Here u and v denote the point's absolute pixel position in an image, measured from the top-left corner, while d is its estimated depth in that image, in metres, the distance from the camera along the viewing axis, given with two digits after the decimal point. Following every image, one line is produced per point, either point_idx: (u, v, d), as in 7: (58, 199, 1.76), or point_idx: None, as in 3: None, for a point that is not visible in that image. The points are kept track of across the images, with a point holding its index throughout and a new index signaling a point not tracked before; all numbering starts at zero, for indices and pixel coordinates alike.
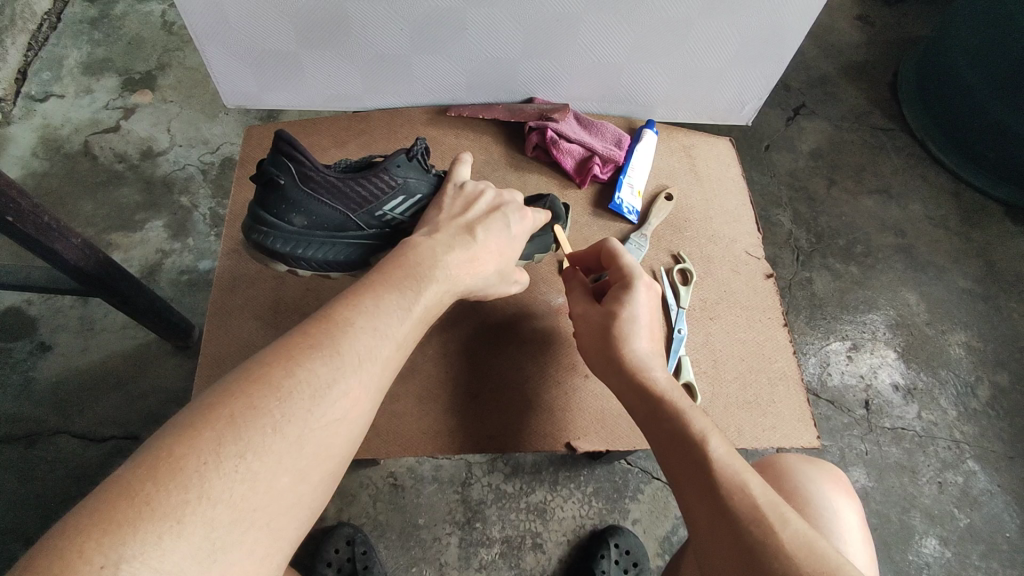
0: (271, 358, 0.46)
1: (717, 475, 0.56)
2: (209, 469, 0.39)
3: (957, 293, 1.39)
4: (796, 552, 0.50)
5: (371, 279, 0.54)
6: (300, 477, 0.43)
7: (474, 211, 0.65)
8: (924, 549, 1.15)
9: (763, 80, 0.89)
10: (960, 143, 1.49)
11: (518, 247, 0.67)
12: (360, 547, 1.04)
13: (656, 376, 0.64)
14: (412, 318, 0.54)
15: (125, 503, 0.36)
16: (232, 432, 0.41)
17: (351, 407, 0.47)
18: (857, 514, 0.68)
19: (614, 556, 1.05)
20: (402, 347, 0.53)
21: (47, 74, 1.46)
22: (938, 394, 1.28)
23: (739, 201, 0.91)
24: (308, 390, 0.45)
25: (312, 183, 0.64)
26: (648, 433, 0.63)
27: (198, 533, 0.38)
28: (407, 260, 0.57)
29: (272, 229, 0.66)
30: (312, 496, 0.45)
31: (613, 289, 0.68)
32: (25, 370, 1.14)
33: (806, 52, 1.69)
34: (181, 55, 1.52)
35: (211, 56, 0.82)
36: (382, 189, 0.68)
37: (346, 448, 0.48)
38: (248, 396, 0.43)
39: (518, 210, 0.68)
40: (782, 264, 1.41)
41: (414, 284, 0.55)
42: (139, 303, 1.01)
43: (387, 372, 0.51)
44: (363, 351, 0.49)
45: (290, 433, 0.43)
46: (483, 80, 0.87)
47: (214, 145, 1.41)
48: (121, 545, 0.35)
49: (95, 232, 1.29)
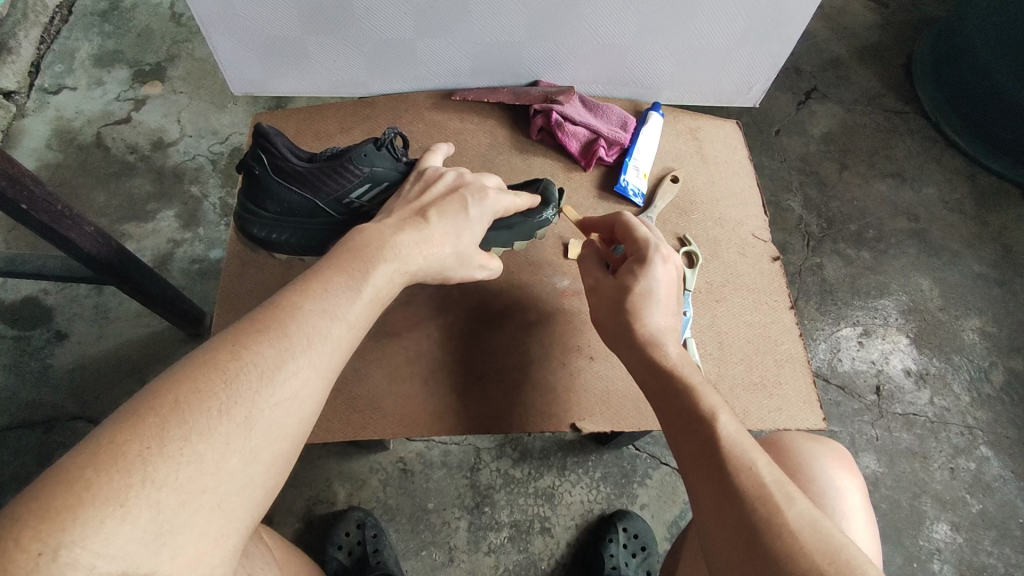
0: (217, 343, 0.47)
1: (725, 454, 0.56)
2: (152, 453, 0.40)
3: (971, 278, 1.37)
4: (802, 531, 0.50)
5: (322, 265, 0.55)
6: (250, 458, 0.44)
7: (431, 194, 0.65)
8: (935, 535, 1.14)
9: (770, 60, 0.89)
10: (976, 126, 1.47)
11: (481, 230, 0.65)
12: (371, 530, 1.05)
13: (671, 352, 0.64)
14: (363, 299, 0.54)
15: (64, 490, 0.37)
16: (176, 416, 0.41)
17: (303, 387, 0.48)
18: (860, 491, 0.68)
19: (622, 540, 1.06)
20: (355, 327, 0.53)
21: (59, 67, 1.47)
22: (951, 379, 1.27)
23: (745, 184, 0.90)
24: (255, 372, 0.46)
25: (282, 173, 0.69)
26: (658, 410, 0.63)
27: (144, 516, 0.38)
28: (358, 244, 0.57)
29: (253, 215, 0.72)
30: (266, 475, 0.46)
31: (628, 264, 0.68)
32: (43, 357, 1.16)
33: (817, 34, 1.66)
34: (190, 46, 1.53)
35: (218, 45, 0.83)
36: (350, 177, 0.70)
37: (300, 428, 0.48)
38: (192, 380, 0.43)
39: (478, 190, 0.66)
40: (792, 249, 1.39)
41: (363, 266, 0.55)
42: (151, 290, 1.02)
43: (342, 352, 0.52)
44: (312, 332, 0.49)
45: (237, 415, 0.44)
46: (487, 63, 0.87)
47: (223, 135, 1.42)
48: (61, 532, 0.36)
49: (108, 222, 1.30)
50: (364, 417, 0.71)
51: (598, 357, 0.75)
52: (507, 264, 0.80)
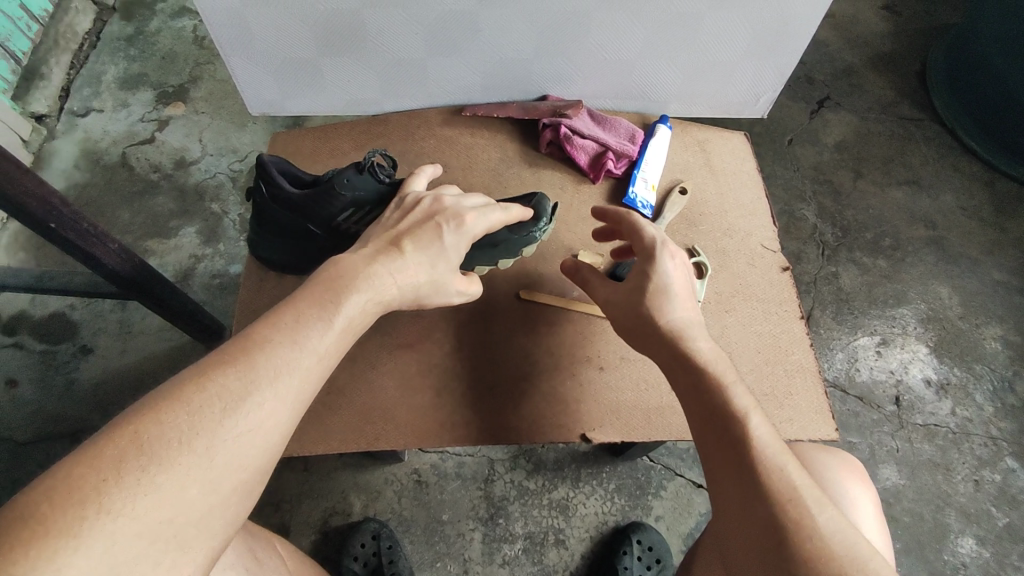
0: (183, 376, 0.48)
1: (756, 451, 0.56)
2: (108, 485, 0.41)
3: (992, 286, 1.35)
4: (832, 536, 0.51)
5: (296, 296, 0.56)
6: (211, 489, 0.45)
7: (407, 221, 0.66)
8: (960, 549, 1.11)
9: (776, 72, 0.89)
10: (994, 131, 1.45)
11: (458, 256, 0.65)
12: (386, 541, 1.06)
13: (700, 346, 0.64)
14: (334, 330, 0.55)
15: (20, 524, 0.38)
16: (134, 448, 0.43)
17: (268, 418, 0.48)
18: (871, 502, 0.68)
19: (636, 553, 1.06)
20: (325, 358, 0.54)
21: (88, 91, 1.53)
22: (973, 389, 1.25)
23: (754, 195, 0.91)
24: (217, 404, 0.46)
25: (277, 200, 0.73)
26: (689, 406, 0.63)
27: (97, 548, 0.39)
28: (332, 275, 0.58)
29: (260, 237, 0.78)
30: (228, 507, 0.46)
31: (640, 262, 0.69)
32: (70, 371, 1.20)
33: (830, 43, 1.66)
34: (211, 68, 1.58)
35: (236, 67, 0.85)
36: (335, 203, 0.72)
37: (265, 459, 0.48)
38: (155, 412, 0.45)
39: (455, 216, 0.66)
40: (806, 259, 1.38)
41: (334, 296, 0.56)
42: (173, 305, 1.04)
43: (312, 383, 0.52)
44: (280, 363, 0.50)
45: (197, 447, 0.45)
46: (497, 80, 0.89)
47: (242, 153, 1.46)
48: (12, 565, 0.37)
49: (132, 239, 1.34)
50: (377, 428, 0.72)
51: (608, 368, 0.76)
52: (516, 277, 0.81)
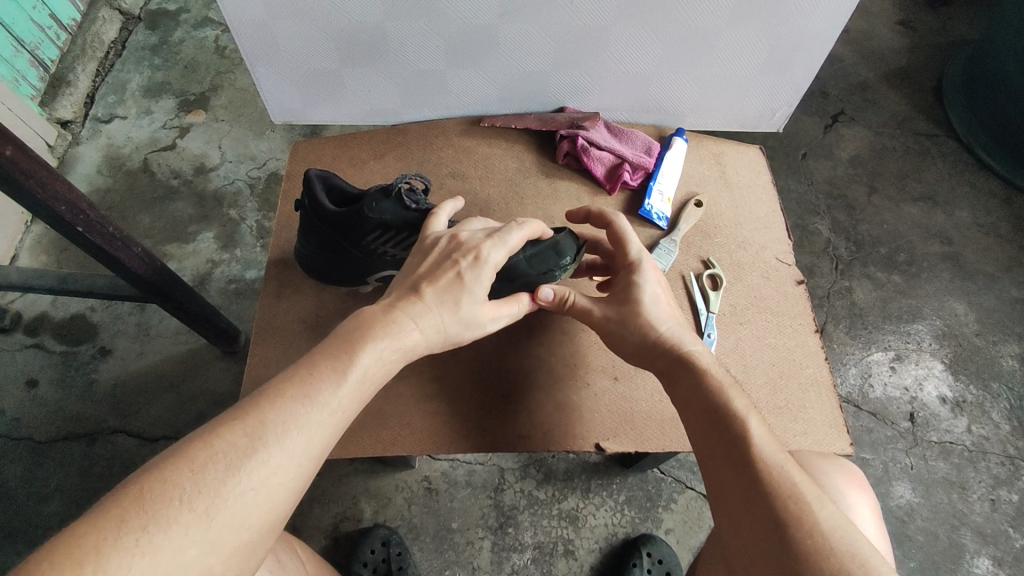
0: (195, 433, 0.48)
1: (755, 450, 0.57)
2: (108, 545, 0.40)
3: (1009, 303, 1.34)
4: (832, 531, 0.51)
5: (313, 351, 0.56)
6: (210, 549, 0.43)
7: (426, 263, 0.63)
8: (976, 570, 1.10)
9: (792, 87, 0.90)
10: (1011, 147, 1.45)
11: (484, 286, 0.62)
12: (395, 548, 1.06)
13: (695, 351, 0.66)
14: (349, 382, 0.54)
15: None
16: (137, 507, 0.42)
17: (274, 475, 0.48)
18: (871, 508, 0.67)
19: (646, 565, 1.05)
20: (339, 412, 0.53)
21: (112, 98, 1.56)
22: (989, 407, 1.23)
23: (769, 208, 0.91)
24: (223, 461, 0.46)
25: (314, 214, 0.75)
26: (686, 411, 0.64)
27: None
28: (350, 328, 0.58)
29: (298, 248, 0.81)
30: (227, 567, 0.44)
31: (623, 275, 0.71)
32: (88, 372, 1.22)
33: (845, 58, 1.67)
34: (232, 77, 1.61)
35: (261, 76, 0.87)
36: (363, 224, 0.73)
37: (268, 518, 0.47)
38: (162, 470, 0.44)
39: (471, 250, 0.63)
40: (820, 273, 1.38)
41: (350, 348, 0.55)
42: (191, 309, 1.06)
43: (322, 439, 0.51)
44: (290, 419, 0.50)
45: (199, 506, 0.44)
46: (515, 92, 0.90)
47: (261, 161, 1.49)
48: None
49: (151, 243, 1.37)
50: (393, 434, 0.72)
51: (622, 378, 0.76)
52: None
